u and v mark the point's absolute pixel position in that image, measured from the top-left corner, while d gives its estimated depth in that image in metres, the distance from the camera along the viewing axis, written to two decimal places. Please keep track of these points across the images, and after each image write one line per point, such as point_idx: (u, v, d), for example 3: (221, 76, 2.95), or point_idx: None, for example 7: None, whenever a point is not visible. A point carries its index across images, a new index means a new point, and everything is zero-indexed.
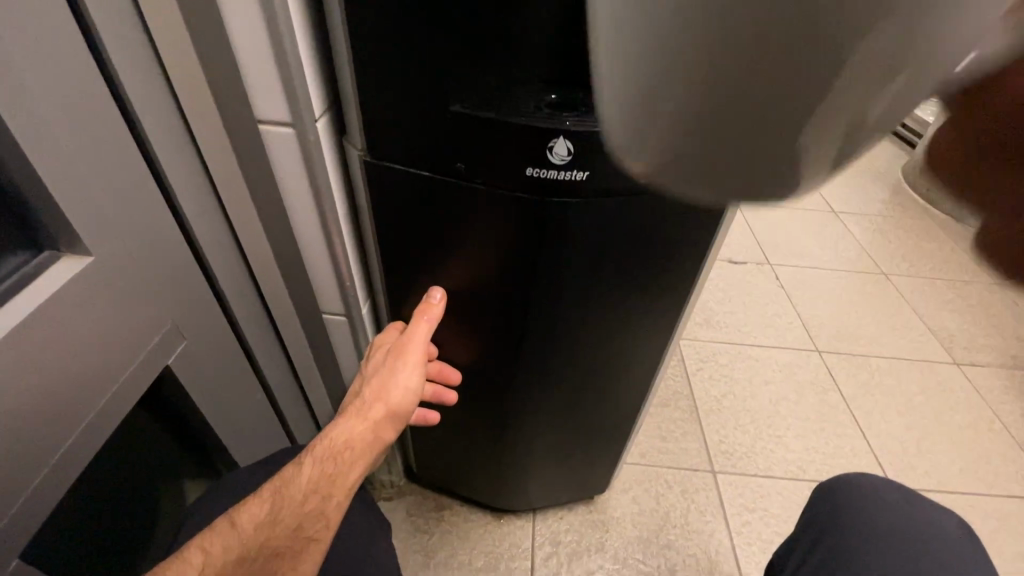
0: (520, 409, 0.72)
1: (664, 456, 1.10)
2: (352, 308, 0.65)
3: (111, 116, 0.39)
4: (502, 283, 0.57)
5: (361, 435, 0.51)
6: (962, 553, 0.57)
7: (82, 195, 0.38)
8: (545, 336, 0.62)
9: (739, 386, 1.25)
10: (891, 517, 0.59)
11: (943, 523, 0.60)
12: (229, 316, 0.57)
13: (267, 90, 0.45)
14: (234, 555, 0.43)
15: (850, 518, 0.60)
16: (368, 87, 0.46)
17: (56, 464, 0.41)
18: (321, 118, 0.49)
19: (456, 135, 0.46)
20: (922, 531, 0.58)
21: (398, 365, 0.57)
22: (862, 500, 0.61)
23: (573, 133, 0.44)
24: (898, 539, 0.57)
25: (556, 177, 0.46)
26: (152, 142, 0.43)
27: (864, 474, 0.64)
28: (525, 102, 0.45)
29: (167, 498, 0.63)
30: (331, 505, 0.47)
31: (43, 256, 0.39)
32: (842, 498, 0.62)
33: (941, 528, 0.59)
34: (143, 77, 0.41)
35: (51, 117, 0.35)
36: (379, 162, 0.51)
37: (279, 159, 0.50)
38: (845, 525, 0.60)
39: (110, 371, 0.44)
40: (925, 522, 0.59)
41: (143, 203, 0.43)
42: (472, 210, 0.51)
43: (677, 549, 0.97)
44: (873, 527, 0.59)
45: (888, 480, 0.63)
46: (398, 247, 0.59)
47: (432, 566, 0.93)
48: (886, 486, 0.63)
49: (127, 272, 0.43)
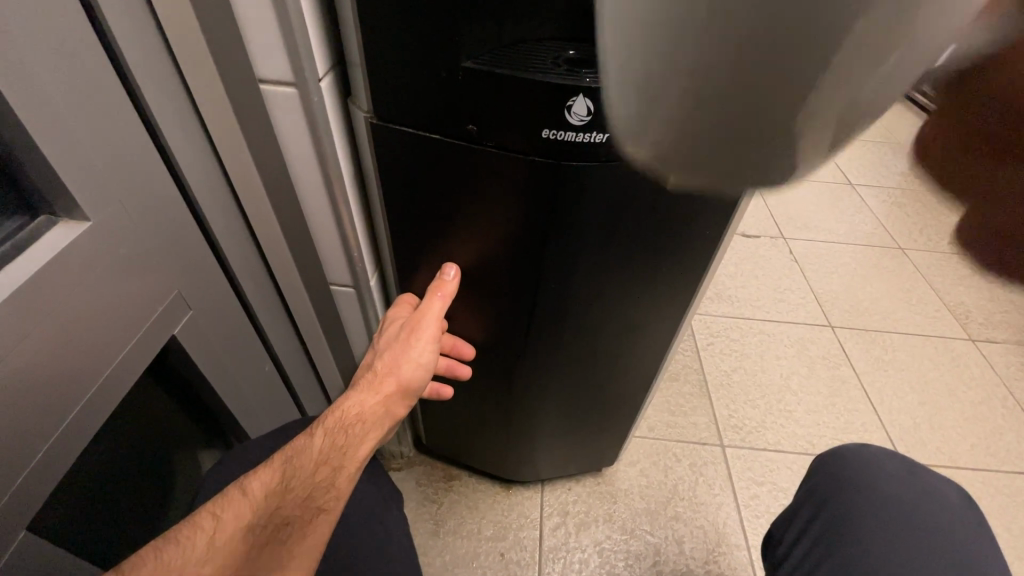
0: (532, 381, 0.72)
1: (673, 430, 1.10)
2: (361, 279, 0.64)
3: (105, 76, 0.37)
4: (512, 253, 0.55)
5: (373, 408, 0.51)
6: (961, 522, 0.56)
7: (80, 157, 0.36)
8: (557, 307, 0.60)
9: (750, 361, 1.24)
10: (888, 487, 0.58)
11: (945, 493, 0.59)
12: (235, 287, 0.56)
13: (268, 46, 0.43)
14: (243, 522, 0.42)
15: (847, 490, 0.59)
16: (373, 46, 0.43)
17: (63, 435, 0.40)
18: (325, 78, 0.47)
19: (466, 94, 0.44)
20: (926, 503, 0.57)
21: (410, 341, 0.56)
22: (863, 470, 0.60)
23: (593, 91, 0.41)
24: (900, 510, 0.56)
25: (573, 139, 0.44)
26: (150, 105, 0.40)
27: (863, 445, 0.63)
28: (543, 59, 0.43)
29: (181, 471, 0.64)
30: (342, 478, 0.47)
31: (39, 221, 0.38)
32: (838, 469, 0.61)
33: (942, 497, 0.58)
34: (139, 35, 0.38)
35: (42, 74, 0.33)
36: (386, 124, 0.49)
37: (283, 124, 0.49)
38: (843, 498, 0.59)
39: (116, 340, 0.43)
40: (930, 495, 0.58)
41: (142, 170, 0.42)
42: (482, 177, 0.49)
43: (685, 521, 0.97)
44: (872, 498, 0.58)
45: (888, 451, 0.62)
46: (407, 215, 0.57)
47: (442, 534, 0.95)
48: (890, 457, 0.62)
49: (126, 238, 0.42)
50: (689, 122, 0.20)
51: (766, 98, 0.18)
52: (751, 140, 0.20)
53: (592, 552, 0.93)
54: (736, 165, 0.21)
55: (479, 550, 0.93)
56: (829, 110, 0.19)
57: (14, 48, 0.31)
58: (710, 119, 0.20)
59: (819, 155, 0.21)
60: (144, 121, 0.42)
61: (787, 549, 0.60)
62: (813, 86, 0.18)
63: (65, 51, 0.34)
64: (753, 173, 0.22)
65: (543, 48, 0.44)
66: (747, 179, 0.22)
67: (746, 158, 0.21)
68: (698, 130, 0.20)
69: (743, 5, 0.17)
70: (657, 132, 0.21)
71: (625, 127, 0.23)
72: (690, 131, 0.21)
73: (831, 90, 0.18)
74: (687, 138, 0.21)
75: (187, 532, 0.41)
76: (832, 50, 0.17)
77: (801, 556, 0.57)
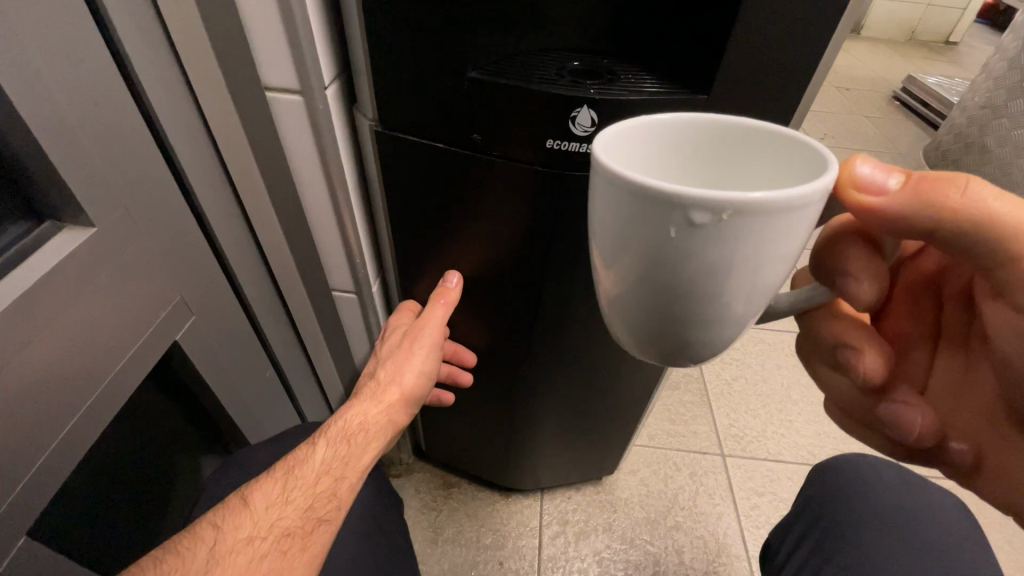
0: (532, 389, 0.72)
1: (673, 439, 1.09)
2: (362, 285, 0.64)
3: (112, 83, 0.37)
4: (515, 262, 0.55)
5: (375, 417, 0.51)
6: (960, 532, 0.56)
7: (87, 163, 0.37)
8: (559, 316, 0.60)
9: (751, 370, 1.23)
10: (886, 496, 0.58)
11: (946, 504, 0.59)
12: (238, 293, 0.56)
13: (275, 53, 0.43)
14: (244, 533, 0.42)
15: (844, 500, 0.59)
16: (379, 55, 0.44)
17: (65, 440, 0.40)
18: (331, 86, 0.47)
19: (471, 103, 0.44)
20: (925, 511, 0.57)
21: (413, 349, 0.56)
22: (862, 480, 0.60)
23: (597, 102, 0.42)
24: (898, 520, 0.56)
25: (578, 150, 0.44)
26: (158, 113, 0.41)
27: (861, 454, 0.63)
28: (547, 70, 0.44)
29: (181, 477, 0.64)
30: (343, 488, 0.47)
31: (44, 226, 0.38)
32: (835, 479, 0.61)
33: (942, 507, 0.58)
34: (148, 43, 0.38)
35: (51, 81, 0.33)
36: (390, 132, 0.49)
37: (289, 130, 0.49)
38: (841, 508, 0.59)
39: (119, 344, 0.43)
40: (929, 503, 0.58)
41: (148, 176, 0.42)
42: (486, 185, 0.50)
43: (685, 530, 0.97)
44: (869, 508, 0.57)
45: (887, 460, 0.62)
46: (410, 222, 0.57)
47: (441, 542, 0.94)
48: (890, 466, 0.62)
49: (131, 243, 0.42)
50: (645, 296, 0.28)
51: (696, 283, 0.26)
52: (692, 307, 0.27)
53: (591, 562, 0.92)
54: (678, 323, 0.29)
55: (477, 559, 0.92)
56: (740, 291, 0.27)
57: (22, 55, 0.31)
58: (659, 293, 0.27)
59: (743, 318, 0.29)
60: (151, 126, 0.42)
61: (786, 559, 0.60)
62: (725, 278, 0.26)
63: (74, 58, 0.34)
64: (693, 330, 0.29)
65: (546, 60, 0.45)
66: (688, 333, 0.30)
67: (688, 319, 0.28)
68: (652, 297, 0.28)
69: (675, 239, 0.24)
70: (624, 298, 0.29)
71: (604, 294, 0.31)
72: (646, 300, 0.28)
73: (739, 279, 0.26)
74: (645, 303, 0.28)
75: (187, 544, 0.41)
76: (735, 259, 0.25)
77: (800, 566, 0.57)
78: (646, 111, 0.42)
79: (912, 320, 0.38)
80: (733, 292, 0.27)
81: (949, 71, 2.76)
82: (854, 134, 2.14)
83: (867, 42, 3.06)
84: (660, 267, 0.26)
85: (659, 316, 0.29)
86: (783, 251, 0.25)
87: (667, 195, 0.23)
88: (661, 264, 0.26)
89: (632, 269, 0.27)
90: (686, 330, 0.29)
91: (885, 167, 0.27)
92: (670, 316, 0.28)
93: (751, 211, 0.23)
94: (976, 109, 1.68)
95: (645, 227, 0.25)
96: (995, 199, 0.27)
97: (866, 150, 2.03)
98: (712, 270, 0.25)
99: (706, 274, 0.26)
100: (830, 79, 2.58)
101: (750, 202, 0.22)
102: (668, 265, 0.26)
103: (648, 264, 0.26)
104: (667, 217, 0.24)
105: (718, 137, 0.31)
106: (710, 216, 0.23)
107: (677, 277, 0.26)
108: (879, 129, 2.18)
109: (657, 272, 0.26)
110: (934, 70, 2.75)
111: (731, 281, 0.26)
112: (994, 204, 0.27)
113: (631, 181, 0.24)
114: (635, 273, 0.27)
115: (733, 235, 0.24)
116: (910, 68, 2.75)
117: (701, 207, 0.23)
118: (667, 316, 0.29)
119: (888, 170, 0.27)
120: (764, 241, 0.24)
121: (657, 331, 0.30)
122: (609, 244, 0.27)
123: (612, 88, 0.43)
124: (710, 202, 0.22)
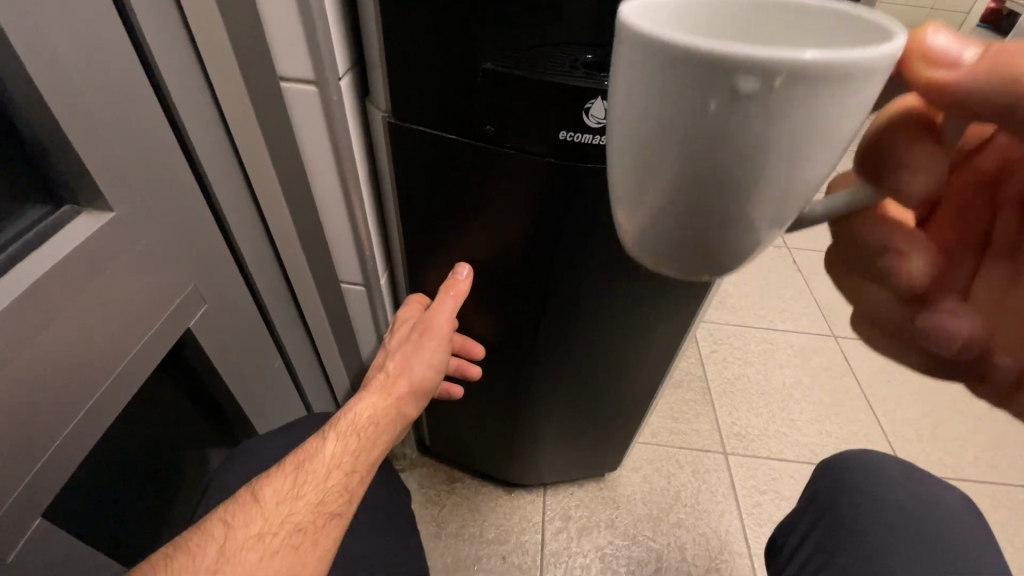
0: (539, 384, 0.72)
1: (675, 436, 1.10)
2: (371, 277, 0.64)
3: (132, 71, 0.37)
4: (524, 256, 0.56)
5: (385, 411, 0.51)
6: (965, 528, 0.56)
7: (105, 150, 0.37)
8: (567, 310, 0.60)
9: (753, 369, 1.24)
10: (891, 492, 0.58)
11: (951, 501, 0.59)
12: (249, 284, 0.56)
13: (291, 44, 0.44)
14: (255, 529, 0.42)
15: (849, 496, 0.59)
16: (393, 47, 0.44)
17: (80, 426, 0.41)
18: (345, 77, 0.48)
19: (484, 95, 0.44)
20: (929, 508, 0.57)
21: (421, 343, 0.56)
22: (866, 476, 0.60)
23: (611, 94, 0.42)
24: (902, 515, 0.56)
25: (590, 142, 0.45)
26: (175, 102, 0.41)
27: (867, 451, 0.63)
28: (561, 62, 0.42)
29: (189, 466, 0.64)
30: (354, 481, 0.47)
31: (62, 211, 0.38)
32: (841, 475, 0.62)
33: (947, 505, 0.58)
34: (166, 32, 0.39)
35: (73, 67, 0.33)
36: (402, 123, 0.49)
37: (302, 122, 0.49)
38: (845, 503, 0.59)
39: (134, 331, 0.43)
40: (933, 500, 0.58)
41: (163, 164, 0.42)
42: (498, 178, 0.50)
43: (687, 527, 0.97)
44: (874, 504, 0.58)
45: (892, 457, 0.62)
46: (421, 215, 0.58)
47: (444, 536, 0.95)
48: (894, 463, 0.62)
49: (147, 231, 0.42)
50: (672, 211, 0.22)
51: (739, 187, 0.21)
52: (731, 221, 0.22)
53: (594, 557, 0.92)
54: (711, 245, 0.23)
55: (481, 553, 0.92)
56: (788, 196, 0.21)
57: (47, 40, 0.31)
58: (691, 203, 0.22)
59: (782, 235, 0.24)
60: (167, 116, 0.42)
61: (790, 553, 0.60)
62: (773, 177, 0.20)
63: (96, 44, 0.34)
64: (727, 254, 0.24)
65: None
66: (719, 259, 0.24)
67: (724, 239, 0.23)
68: (681, 210, 0.22)
69: (718, 119, 0.19)
70: (645, 217, 0.23)
71: (618, 217, 0.25)
72: (673, 217, 0.23)
73: (791, 180, 0.21)
74: (671, 221, 0.23)
75: (199, 540, 0.42)
76: (789, 150, 0.20)
77: (804, 560, 0.58)
78: None
79: (961, 223, 0.32)
80: (781, 198, 0.21)
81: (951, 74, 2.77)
82: None
83: (871, 45, 3.06)
84: (695, 167, 0.20)
85: (689, 237, 0.23)
86: (842, 138, 0.20)
87: (709, 56, 0.18)
88: (697, 161, 0.20)
89: (657, 172, 0.21)
90: (721, 256, 0.24)
91: (961, 36, 0.22)
92: (704, 238, 0.23)
93: (818, 71, 0.17)
94: None
95: (678, 106, 0.19)
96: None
97: None
98: (764, 164, 0.20)
99: (752, 171, 0.20)
100: None
101: (817, 58, 0.17)
102: (706, 162, 0.20)
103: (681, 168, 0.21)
104: (707, 85, 0.18)
105: (748, 21, 0.25)
106: (761, 80, 0.18)
107: (717, 179, 0.21)
108: None
109: (690, 175, 0.21)
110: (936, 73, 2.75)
111: (780, 181, 0.21)
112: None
113: (659, 39, 0.18)
114: (661, 178, 0.21)
115: (790, 107, 0.18)
116: None
117: (754, 71, 0.18)
118: (700, 238, 0.23)
119: (962, 39, 0.22)
120: (825, 122, 0.19)
121: (683, 256, 0.24)
122: (627, 140, 0.22)
123: None
124: (763, 57, 0.17)
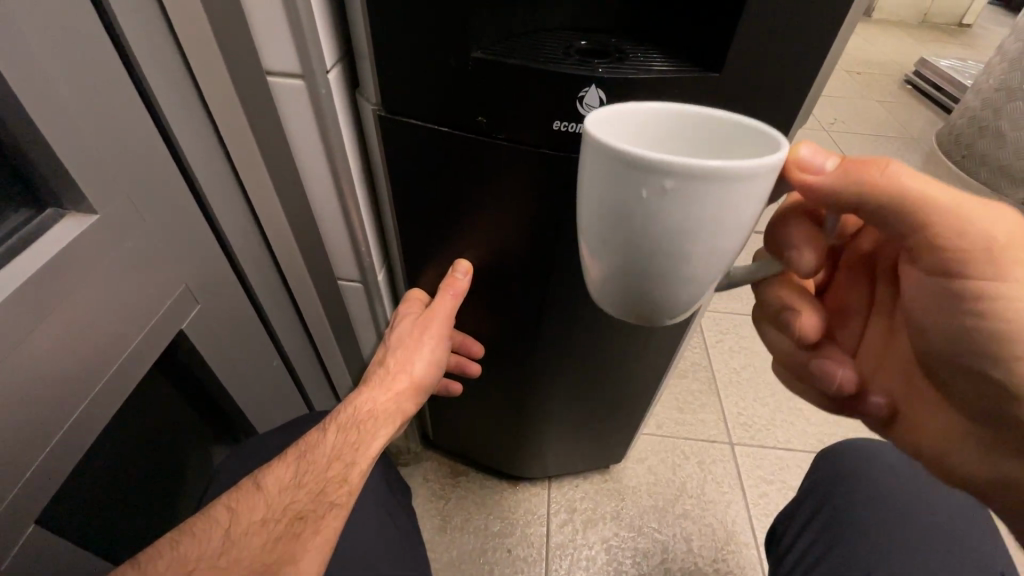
0: (540, 378, 0.71)
1: (681, 427, 1.09)
2: (367, 273, 0.64)
3: (112, 69, 0.36)
4: (521, 249, 0.55)
5: (384, 404, 0.50)
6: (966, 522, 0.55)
7: (87, 147, 0.36)
8: (566, 304, 0.59)
9: (759, 358, 1.22)
10: (891, 484, 0.57)
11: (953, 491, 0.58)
12: (244, 282, 0.56)
13: (276, 37, 0.42)
14: (257, 517, 0.42)
15: (849, 488, 0.58)
16: (382, 39, 0.43)
17: (70, 430, 0.40)
18: (333, 70, 0.46)
19: (475, 84, 0.43)
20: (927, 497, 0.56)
21: (422, 339, 0.55)
22: (865, 464, 0.59)
23: (606, 81, 0.41)
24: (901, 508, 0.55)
25: (585, 131, 0.43)
26: (158, 97, 0.40)
27: (871, 441, 0.62)
28: (551, 50, 0.43)
29: (191, 465, 0.64)
30: (354, 472, 0.47)
31: (47, 214, 0.37)
32: (843, 466, 0.60)
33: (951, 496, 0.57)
34: (146, 25, 0.37)
35: (52, 68, 0.32)
36: (393, 116, 0.48)
37: (291, 117, 0.48)
38: (846, 496, 0.58)
39: (123, 335, 0.43)
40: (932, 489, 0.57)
41: (148, 162, 0.41)
42: (492, 169, 0.49)
43: (693, 518, 0.96)
44: (873, 497, 0.56)
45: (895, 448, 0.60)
46: (415, 209, 0.57)
47: (449, 529, 0.95)
48: (895, 453, 0.61)
49: (134, 232, 0.41)
50: None
51: None
52: None
53: (599, 549, 0.92)
54: None
55: (486, 546, 0.93)
56: None
57: (20, 39, 0.30)
58: None
59: None
60: (151, 111, 0.41)
61: (790, 543, 0.59)
62: None
63: (72, 42, 0.33)
64: None
65: (551, 40, 0.45)
66: None
67: None
68: None
69: None
70: None
71: None
72: None
73: None
74: None
75: (204, 525, 0.42)
76: None
77: (804, 550, 0.57)
78: (655, 90, 0.41)
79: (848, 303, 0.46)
80: (711, 248, 0.29)
81: (962, 53, 2.70)
82: (865, 118, 2.10)
83: (879, 25, 2.99)
84: None
85: None
86: (736, 219, 0.28)
87: (643, 160, 0.26)
88: None
89: None
90: (665, 269, 0.31)
91: (824, 151, 0.32)
92: None
93: (708, 177, 0.26)
94: (990, 92, 1.66)
95: None
96: (907, 176, 0.32)
97: (877, 135, 2.00)
98: None
99: None
100: (841, 62, 2.53)
101: (726, 167, 0.25)
102: None
103: (625, 226, 0.29)
104: None
105: None
106: None
107: None
108: (891, 113, 2.14)
109: None
110: (948, 52, 2.68)
111: (698, 242, 0.29)
112: (906, 181, 0.32)
113: (616, 147, 0.27)
114: None
115: None
116: (924, 52, 2.69)
117: (664, 170, 0.26)
118: None
119: (826, 154, 0.32)
120: (719, 202, 0.27)
121: None
122: None
123: (621, 67, 0.42)
124: (677, 169, 0.26)
